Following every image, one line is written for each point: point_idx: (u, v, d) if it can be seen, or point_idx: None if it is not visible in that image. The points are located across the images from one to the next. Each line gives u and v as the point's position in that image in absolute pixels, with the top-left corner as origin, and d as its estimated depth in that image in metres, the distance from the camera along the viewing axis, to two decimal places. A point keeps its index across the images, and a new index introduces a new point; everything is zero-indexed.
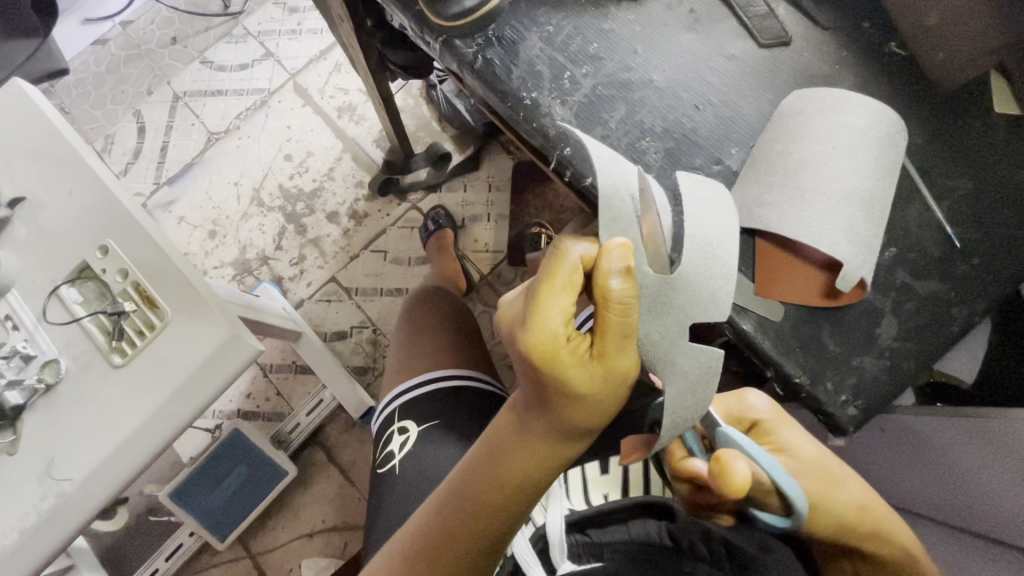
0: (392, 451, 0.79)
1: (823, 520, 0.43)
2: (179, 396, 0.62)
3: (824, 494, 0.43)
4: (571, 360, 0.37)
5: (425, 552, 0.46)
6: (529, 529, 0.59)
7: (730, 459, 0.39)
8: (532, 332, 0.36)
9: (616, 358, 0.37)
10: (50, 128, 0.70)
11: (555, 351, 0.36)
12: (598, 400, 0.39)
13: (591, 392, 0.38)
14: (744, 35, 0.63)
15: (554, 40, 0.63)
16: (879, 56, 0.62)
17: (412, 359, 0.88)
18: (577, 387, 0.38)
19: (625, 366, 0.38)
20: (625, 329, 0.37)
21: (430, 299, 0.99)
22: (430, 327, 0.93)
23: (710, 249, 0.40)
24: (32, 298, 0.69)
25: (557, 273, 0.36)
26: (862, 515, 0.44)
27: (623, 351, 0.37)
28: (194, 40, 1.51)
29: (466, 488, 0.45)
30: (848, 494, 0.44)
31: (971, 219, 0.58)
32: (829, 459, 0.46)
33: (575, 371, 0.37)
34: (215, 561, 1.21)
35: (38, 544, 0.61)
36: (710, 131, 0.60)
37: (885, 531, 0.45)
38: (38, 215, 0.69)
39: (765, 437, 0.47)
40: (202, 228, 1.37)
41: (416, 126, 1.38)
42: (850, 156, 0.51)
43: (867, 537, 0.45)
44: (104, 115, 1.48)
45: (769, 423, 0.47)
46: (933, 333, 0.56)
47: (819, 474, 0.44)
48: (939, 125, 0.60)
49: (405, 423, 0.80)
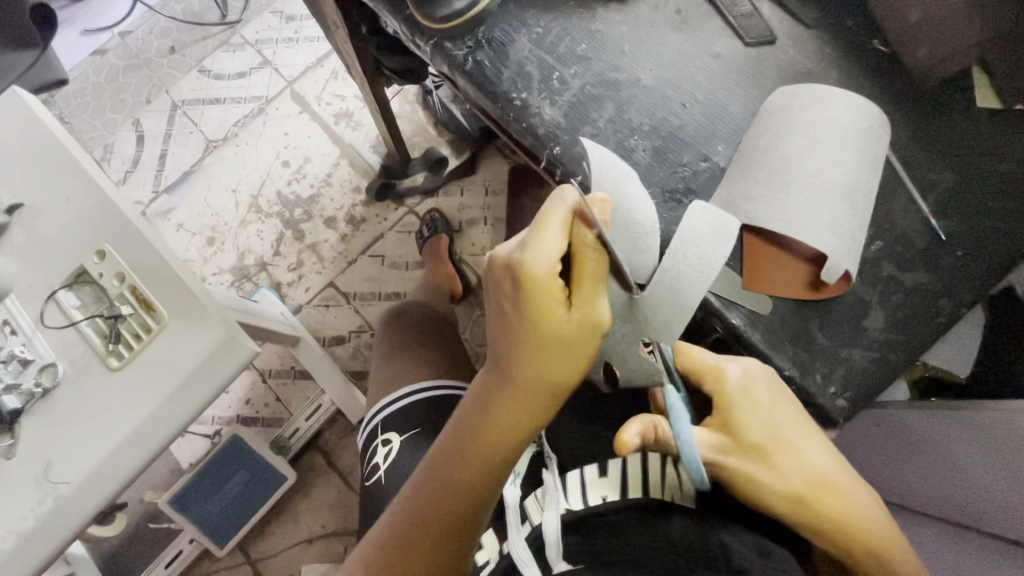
0: (378, 462, 0.79)
1: (751, 498, 0.45)
2: (175, 399, 0.63)
3: (754, 475, 0.44)
4: (552, 301, 0.43)
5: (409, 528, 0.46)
6: (524, 529, 0.59)
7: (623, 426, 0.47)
8: (529, 258, 0.43)
9: (594, 301, 0.43)
10: (46, 136, 0.71)
11: (541, 280, 0.42)
12: (574, 344, 0.43)
13: (570, 334, 0.43)
14: (730, 34, 0.64)
15: (543, 41, 0.64)
16: (863, 53, 0.62)
17: (400, 368, 0.89)
18: (557, 323, 0.42)
19: (598, 309, 0.43)
20: (598, 275, 0.44)
21: (415, 312, 1.01)
22: (411, 340, 0.94)
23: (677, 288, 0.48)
24: (29, 303, 0.69)
25: (552, 217, 0.44)
26: (799, 502, 0.44)
27: (598, 293, 0.44)
28: (191, 49, 1.53)
29: (451, 444, 0.47)
30: (783, 479, 0.44)
31: (956, 211, 0.59)
32: (774, 444, 0.45)
33: (556, 317, 0.43)
34: (214, 567, 1.21)
35: (35, 548, 0.61)
36: (697, 129, 0.61)
37: (824, 521, 0.44)
38: (35, 222, 0.70)
39: (717, 413, 0.47)
40: (201, 235, 1.38)
41: (413, 132, 1.40)
42: (833, 150, 0.52)
43: (805, 523, 0.45)
44: (102, 124, 1.49)
45: (724, 399, 0.47)
46: (921, 323, 0.57)
47: (756, 455, 0.45)
48: (925, 120, 0.60)
49: (388, 435, 0.81)
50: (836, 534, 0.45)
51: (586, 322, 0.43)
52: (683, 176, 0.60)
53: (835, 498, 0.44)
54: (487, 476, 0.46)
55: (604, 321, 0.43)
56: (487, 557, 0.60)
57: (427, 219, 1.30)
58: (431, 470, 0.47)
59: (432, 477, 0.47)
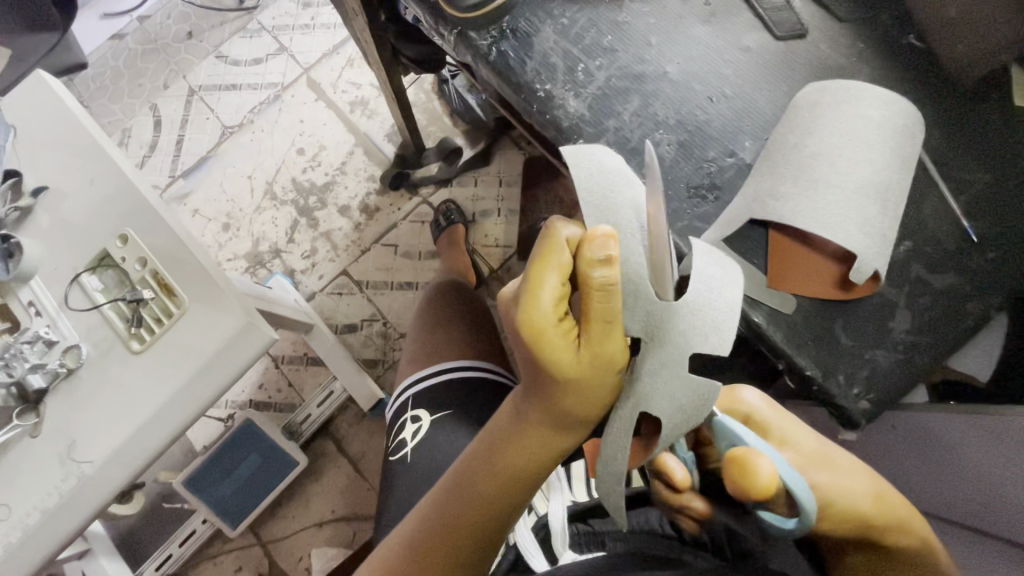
0: (405, 438, 0.81)
1: (841, 513, 0.41)
2: (197, 382, 0.64)
3: (834, 484, 0.42)
4: (557, 347, 0.40)
5: (431, 541, 0.48)
6: (530, 518, 0.60)
7: (754, 459, 0.37)
8: (528, 308, 0.39)
9: (607, 342, 0.40)
10: (71, 120, 0.71)
11: (543, 327, 0.39)
12: (588, 384, 0.41)
13: (583, 374, 0.41)
14: (760, 27, 0.63)
15: (568, 32, 0.63)
16: (897, 48, 0.61)
17: (428, 349, 0.90)
18: (569, 368, 0.41)
19: (613, 348, 0.40)
20: (611, 313, 0.39)
21: (445, 296, 0.99)
22: (441, 319, 0.95)
23: (712, 294, 0.41)
24: (54, 285, 0.70)
25: (548, 256, 0.39)
26: (874, 502, 0.43)
27: (611, 332, 0.40)
28: (209, 34, 1.53)
29: (473, 464, 0.48)
30: (855, 479, 0.43)
31: (987, 214, 0.58)
32: (827, 447, 0.44)
33: (566, 361, 0.40)
34: (226, 548, 1.23)
35: (59, 524, 0.62)
36: (723, 124, 0.60)
37: (897, 517, 0.44)
38: (60, 204, 0.71)
39: (766, 434, 0.44)
40: (216, 220, 1.39)
41: (428, 122, 1.39)
42: (865, 147, 0.51)
43: (882, 525, 0.44)
44: (121, 108, 1.50)
45: (764, 418, 0.45)
46: (947, 327, 0.56)
47: (823, 463, 0.43)
48: (959, 119, 0.59)
49: (418, 411, 0.82)
50: (902, 526, 0.45)
51: (600, 364, 0.41)
52: (708, 172, 0.59)
53: (891, 490, 0.45)
54: (512, 496, 0.47)
55: (619, 358, 0.41)
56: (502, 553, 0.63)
57: (443, 209, 1.30)
58: (451, 488, 0.49)
59: (451, 494, 0.48)
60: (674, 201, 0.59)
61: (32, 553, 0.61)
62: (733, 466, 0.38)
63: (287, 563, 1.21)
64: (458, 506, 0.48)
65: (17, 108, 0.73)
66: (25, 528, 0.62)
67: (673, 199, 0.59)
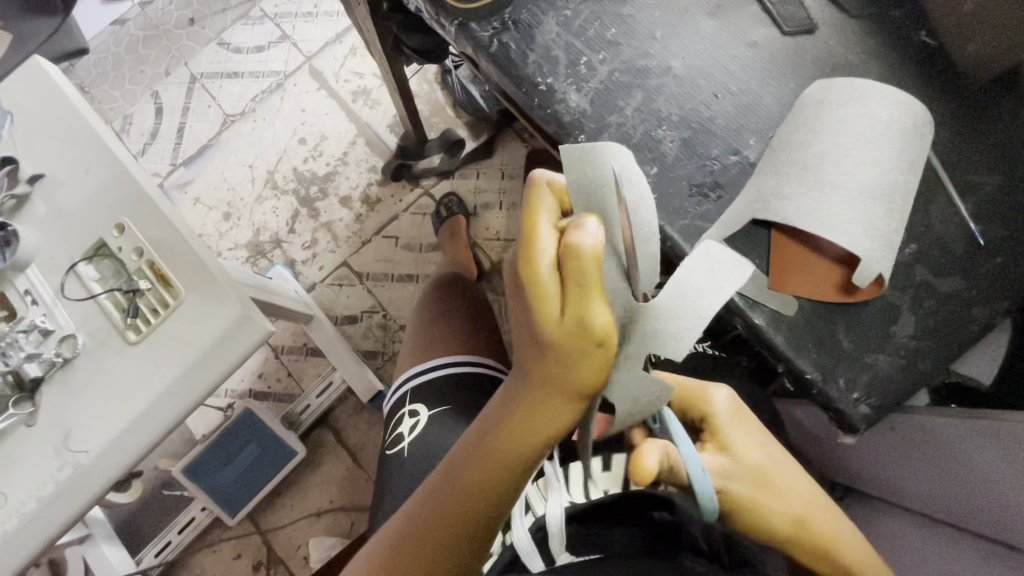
0: (401, 433, 0.80)
1: (751, 526, 0.43)
2: (193, 373, 0.63)
3: (753, 501, 0.42)
4: (541, 303, 0.36)
5: (426, 518, 0.46)
6: (529, 517, 0.55)
7: (642, 455, 0.39)
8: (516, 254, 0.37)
9: (587, 306, 0.35)
10: (68, 108, 0.71)
11: (528, 279, 0.36)
12: (572, 357, 0.36)
13: (562, 344, 0.36)
14: (768, 23, 0.61)
15: (571, 25, 0.62)
16: (908, 46, 0.60)
17: (430, 341, 0.89)
18: (547, 331, 0.36)
19: (593, 315, 0.35)
20: (587, 274, 0.34)
21: (445, 285, 1.00)
22: (442, 311, 0.94)
23: (688, 296, 0.37)
24: (50, 274, 0.70)
25: (535, 206, 0.37)
26: (792, 525, 0.43)
27: (593, 295, 0.35)
28: (211, 21, 1.51)
29: (473, 443, 0.45)
30: (781, 503, 0.43)
31: (996, 217, 0.57)
32: (771, 465, 0.44)
33: (548, 321, 0.36)
34: (224, 536, 1.23)
35: (53, 513, 0.62)
36: (727, 121, 0.59)
37: (822, 544, 0.44)
38: (57, 192, 0.70)
39: (711, 437, 0.45)
40: (216, 210, 1.38)
41: (430, 112, 1.38)
42: (871, 147, 0.50)
43: (802, 547, 0.44)
44: (122, 95, 1.49)
45: (718, 421, 0.45)
46: (952, 332, 0.55)
47: (755, 481, 0.43)
48: (970, 120, 0.58)
49: (415, 406, 0.82)
50: (828, 554, 0.45)
51: (579, 335, 0.35)
52: (711, 170, 0.58)
53: (824, 519, 0.45)
54: (509, 478, 0.44)
55: (603, 331, 0.35)
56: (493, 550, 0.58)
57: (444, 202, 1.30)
58: (449, 465, 0.47)
59: (450, 472, 0.47)
60: (676, 198, 0.58)
61: (26, 541, 0.61)
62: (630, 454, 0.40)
63: (284, 552, 1.22)
64: (454, 486, 0.46)
65: (14, 95, 0.72)
66: (20, 517, 0.62)
67: (675, 197, 0.58)
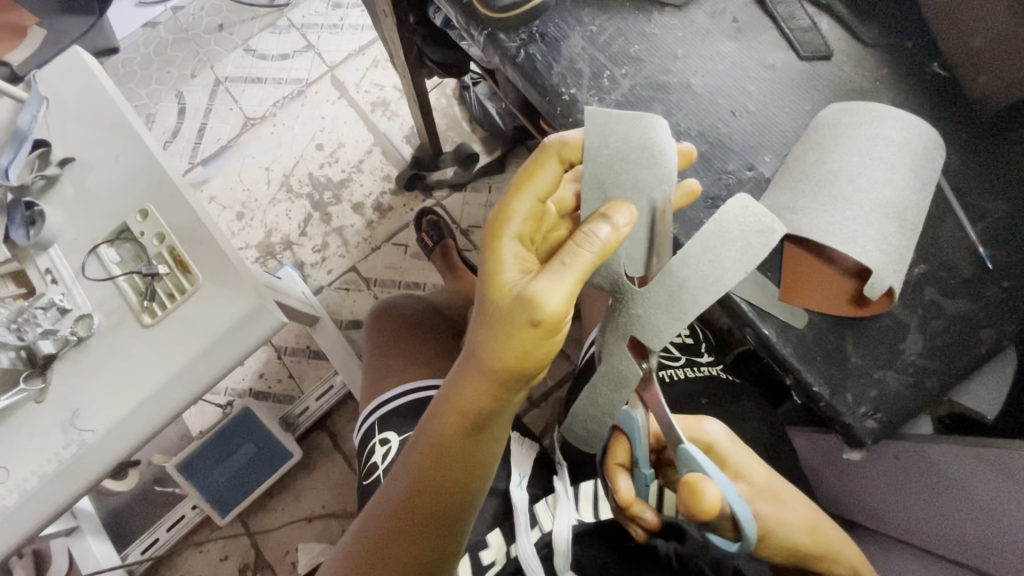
0: (376, 462, 0.79)
1: (781, 544, 0.47)
2: (203, 358, 0.64)
3: (775, 517, 0.47)
4: (502, 255, 0.44)
5: (381, 503, 0.49)
6: (535, 533, 0.60)
7: (700, 483, 0.41)
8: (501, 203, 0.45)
9: (544, 283, 0.41)
10: (103, 95, 0.73)
11: (503, 228, 0.45)
12: (507, 318, 0.42)
13: (510, 309, 0.42)
14: (786, 47, 0.64)
15: (596, 40, 0.64)
16: (921, 75, 0.62)
17: (394, 365, 0.88)
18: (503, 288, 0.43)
19: (541, 287, 0.41)
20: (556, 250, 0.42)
21: (391, 312, 0.99)
22: (403, 334, 0.94)
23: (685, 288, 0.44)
24: (72, 254, 0.71)
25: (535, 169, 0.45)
26: (810, 534, 0.49)
27: (549, 274, 0.41)
28: (239, 28, 1.56)
29: (424, 428, 0.48)
30: (796, 514, 0.48)
31: (1004, 242, 0.58)
32: (775, 482, 0.50)
33: (504, 275, 0.43)
34: (213, 536, 1.22)
35: (54, 491, 0.62)
36: (744, 138, 0.61)
37: (831, 551, 0.50)
38: (85, 176, 0.72)
39: (722, 467, 0.49)
40: (231, 209, 1.40)
41: (447, 126, 1.41)
42: (886, 167, 0.52)
43: (818, 557, 0.49)
44: (147, 95, 1.52)
45: (723, 451, 0.50)
46: (958, 353, 0.56)
47: (769, 496, 0.48)
48: (978, 151, 0.60)
49: (386, 434, 0.79)
50: (835, 559, 0.50)
51: (532, 312, 0.40)
52: (727, 183, 0.60)
53: (826, 526, 0.51)
54: (455, 465, 0.46)
55: (549, 311, 0.40)
56: (494, 558, 0.63)
57: (428, 225, 1.26)
58: (410, 448, 0.49)
59: (403, 459, 0.49)
60: (691, 210, 0.59)
61: (25, 517, 0.61)
62: (683, 489, 0.41)
63: (272, 556, 1.20)
64: (404, 472, 0.48)
65: (50, 80, 0.75)
66: (21, 493, 0.62)
67: (691, 208, 0.59)
